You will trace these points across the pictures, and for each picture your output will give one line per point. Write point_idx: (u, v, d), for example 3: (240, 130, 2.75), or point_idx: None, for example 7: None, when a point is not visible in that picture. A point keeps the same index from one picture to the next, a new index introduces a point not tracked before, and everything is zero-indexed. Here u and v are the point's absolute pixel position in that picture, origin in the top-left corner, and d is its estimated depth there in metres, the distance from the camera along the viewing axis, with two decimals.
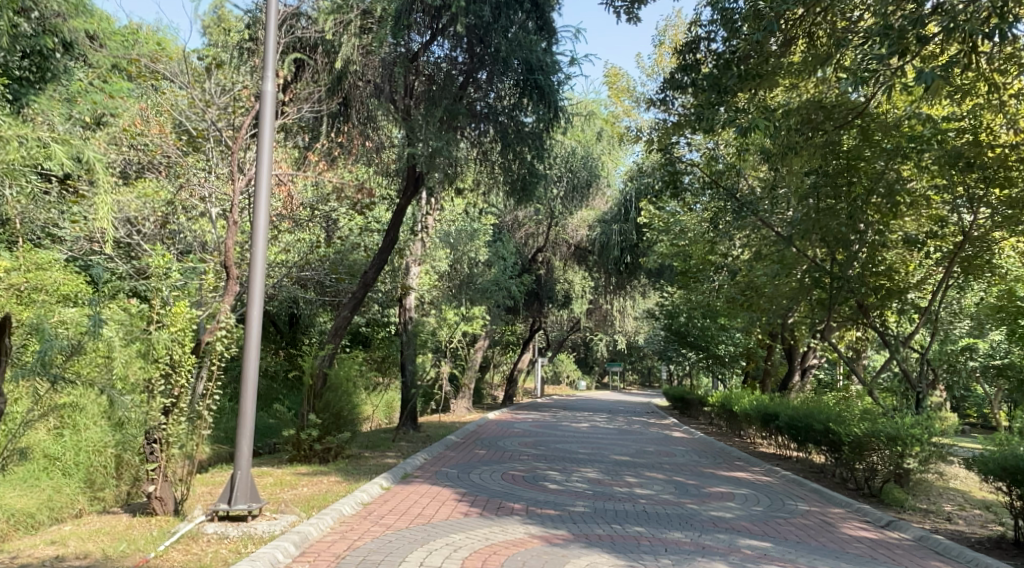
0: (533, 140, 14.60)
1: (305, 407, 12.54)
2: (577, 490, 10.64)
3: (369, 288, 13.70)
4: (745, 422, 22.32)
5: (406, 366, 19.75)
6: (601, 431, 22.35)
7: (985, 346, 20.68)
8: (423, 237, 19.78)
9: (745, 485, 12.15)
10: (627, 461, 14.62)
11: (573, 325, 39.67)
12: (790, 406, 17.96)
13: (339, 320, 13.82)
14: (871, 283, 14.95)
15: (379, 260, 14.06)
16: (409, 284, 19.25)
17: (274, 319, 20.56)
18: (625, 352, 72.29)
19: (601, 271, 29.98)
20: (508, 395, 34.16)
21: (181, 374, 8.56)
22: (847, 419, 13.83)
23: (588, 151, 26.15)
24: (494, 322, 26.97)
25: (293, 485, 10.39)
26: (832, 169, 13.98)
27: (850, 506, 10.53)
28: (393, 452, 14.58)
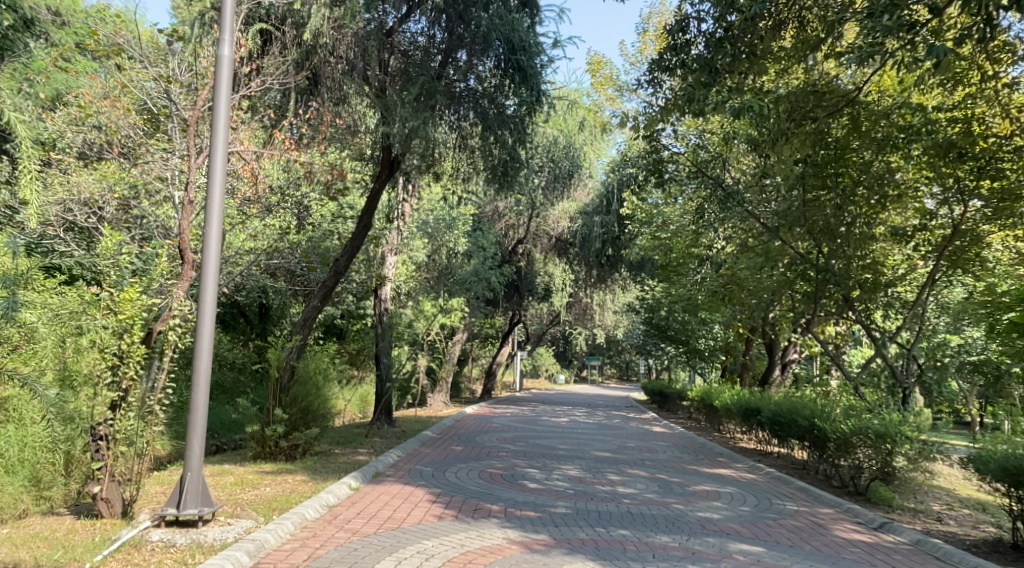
0: (515, 123, 14.04)
1: (271, 401, 11.92)
2: (557, 490, 10.08)
3: (341, 276, 13.09)
4: (727, 417, 21.87)
5: (380, 359, 19.12)
6: (580, 426, 21.84)
7: (970, 340, 20.30)
8: (399, 225, 19.13)
9: (731, 482, 11.65)
10: (608, 457, 14.11)
11: (552, 319, 39.14)
12: (773, 400, 17.51)
13: (308, 310, 13.18)
14: (857, 277, 14.04)
15: (350, 250, 13.45)
16: (384, 274, 18.59)
17: (244, 309, 19.87)
18: (605, 346, 71.90)
19: (582, 263, 29.45)
20: (486, 389, 33.62)
21: (129, 365, 8.01)
22: (832, 415, 13.34)
23: (571, 139, 25.57)
24: (472, 314, 26.38)
25: (256, 484, 9.78)
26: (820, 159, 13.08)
27: (842, 506, 9.99)
28: (365, 448, 13.98)
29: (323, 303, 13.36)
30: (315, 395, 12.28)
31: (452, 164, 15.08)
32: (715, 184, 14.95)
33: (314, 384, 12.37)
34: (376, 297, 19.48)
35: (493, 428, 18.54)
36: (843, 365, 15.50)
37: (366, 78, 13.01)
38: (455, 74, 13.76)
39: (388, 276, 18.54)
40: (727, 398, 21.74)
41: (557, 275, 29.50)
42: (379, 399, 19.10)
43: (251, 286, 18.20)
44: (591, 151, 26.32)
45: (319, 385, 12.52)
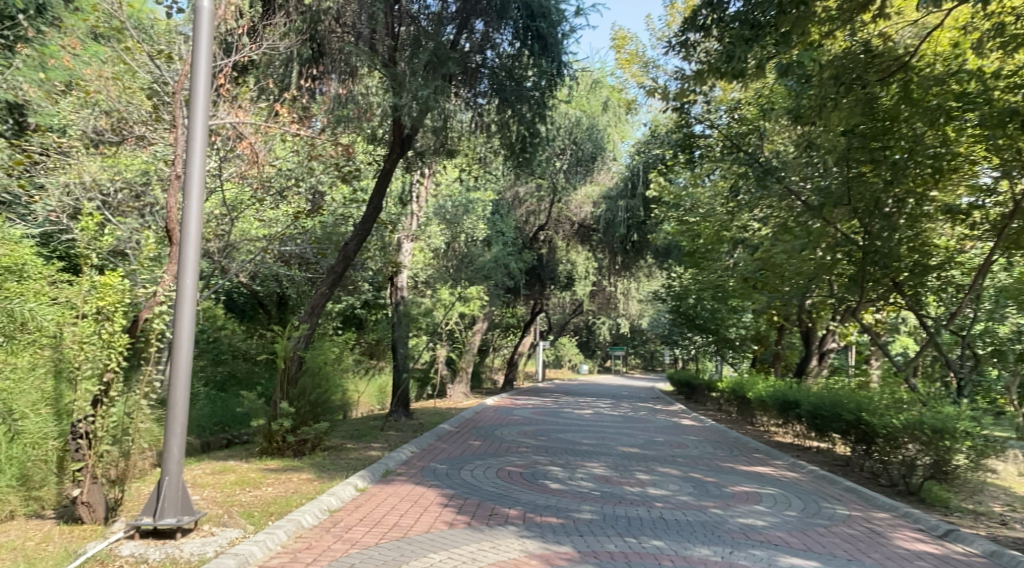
0: (533, 96, 13.26)
1: (278, 394, 11.16)
2: (582, 490, 9.26)
3: (349, 263, 12.27)
4: (760, 409, 20.95)
5: (398, 348, 18.43)
6: (607, 418, 20.98)
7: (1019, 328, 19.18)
8: (415, 210, 18.37)
9: (771, 483, 10.77)
10: (636, 453, 13.26)
11: (575, 308, 38.21)
12: (812, 393, 16.55)
13: (315, 298, 12.41)
14: (906, 259, 13.43)
15: (362, 227, 12.65)
16: (401, 261, 17.83)
17: (259, 299, 19.23)
18: (629, 336, 70.84)
19: (605, 250, 28.54)
20: (508, 379, 32.81)
21: (112, 356, 7.25)
22: (878, 407, 12.71)
23: (593, 121, 24.63)
24: (492, 303, 25.57)
25: (258, 484, 9.06)
26: (867, 131, 12.49)
27: (898, 510, 9.07)
28: (379, 443, 13.22)
29: (333, 290, 12.58)
30: (326, 387, 11.46)
31: (469, 140, 14.25)
32: (751, 162, 13.96)
33: (325, 373, 11.57)
34: (393, 285, 18.83)
35: (515, 421, 17.74)
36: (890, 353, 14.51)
37: (376, 48, 12.30)
38: (470, 46, 13.10)
39: (404, 262, 17.81)
40: (761, 390, 20.78)
41: (580, 263, 28.61)
42: (397, 391, 18.36)
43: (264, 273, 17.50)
44: (615, 133, 25.39)
45: (331, 375, 11.71)
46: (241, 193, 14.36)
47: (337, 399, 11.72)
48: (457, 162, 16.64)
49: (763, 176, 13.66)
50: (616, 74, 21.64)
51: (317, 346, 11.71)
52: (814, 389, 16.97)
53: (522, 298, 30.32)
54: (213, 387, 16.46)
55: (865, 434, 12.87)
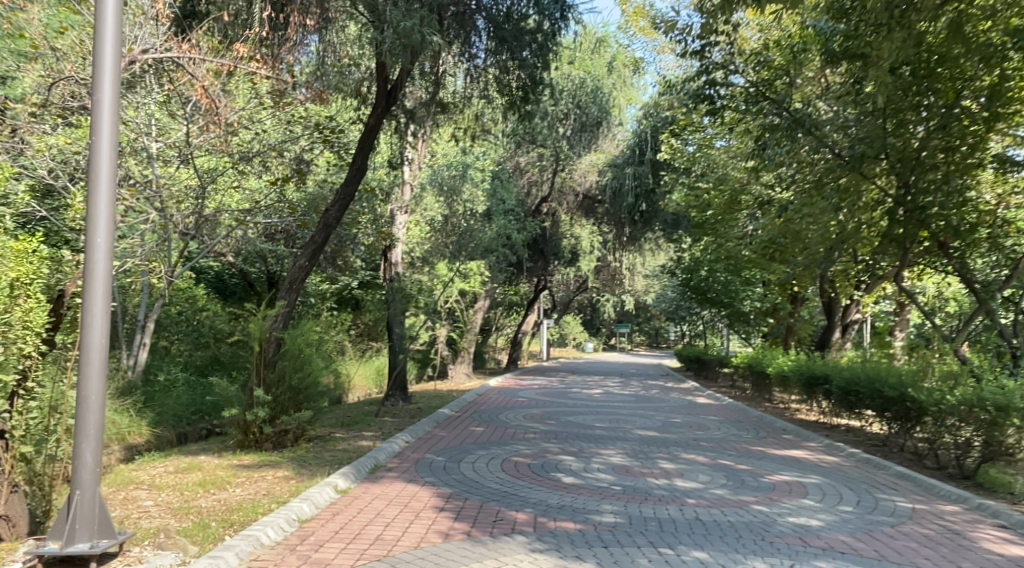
0: (532, 39, 12.15)
1: (254, 379, 9.86)
2: (601, 485, 8.02)
3: (333, 232, 10.74)
4: (781, 385, 19.73)
5: (393, 327, 17.17)
6: (619, 397, 19.72)
7: None
8: (407, 177, 17.03)
9: (813, 470, 9.56)
10: (656, 438, 11.99)
11: (580, 284, 36.86)
12: (842, 367, 15.24)
13: (293, 271, 10.80)
14: (957, 217, 12.10)
15: (346, 189, 11.11)
16: (395, 233, 16.55)
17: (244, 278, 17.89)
18: (634, 312, 69.55)
19: (611, 222, 27.22)
20: (512, 359, 31.55)
21: (27, 339, 6.05)
22: (926, 384, 11.68)
23: (597, 84, 23.28)
24: (494, 279, 24.25)
25: (223, 485, 7.80)
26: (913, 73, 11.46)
27: (970, 502, 7.83)
28: (369, 432, 11.97)
29: (319, 262, 11.01)
30: (311, 372, 10.17)
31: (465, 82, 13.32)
32: (778, 112, 12.60)
33: (312, 355, 10.29)
34: (386, 260, 17.75)
35: (521, 404, 16.55)
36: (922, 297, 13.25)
37: None
38: None
39: (398, 235, 16.54)
40: (782, 363, 19.51)
41: (585, 236, 27.20)
42: (394, 372, 17.10)
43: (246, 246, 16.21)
44: (620, 97, 24.14)
45: (318, 357, 10.42)
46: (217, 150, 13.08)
47: (323, 383, 10.45)
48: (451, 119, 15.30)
49: (795, 126, 12.22)
50: (623, 31, 20.35)
51: (299, 325, 10.38)
52: (843, 363, 15.83)
53: (525, 275, 28.94)
54: (192, 372, 15.17)
55: (917, 409, 11.66)
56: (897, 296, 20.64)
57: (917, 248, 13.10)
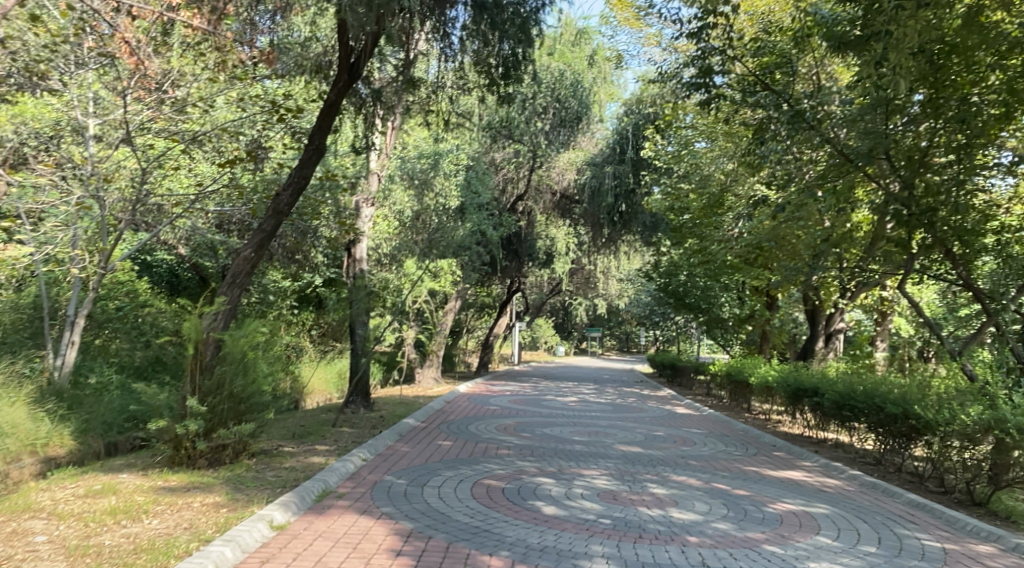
0: (513, 12, 10.94)
1: (187, 386, 8.66)
2: (587, 518, 6.94)
3: (284, 220, 9.45)
4: (764, 396, 18.83)
5: (356, 329, 15.96)
6: (594, 407, 18.67)
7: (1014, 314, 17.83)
8: (374, 167, 15.85)
9: (820, 498, 8.57)
10: (639, 455, 10.94)
11: (553, 287, 35.78)
12: (832, 380, 14.31)
13: (238, 263, 9.51)
14: (966, 220, 11.26)
15: (301, 171, 9.82)
16: (360, 227, 15.35)
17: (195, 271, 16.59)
18: (606, 316, 68.60)
19: (588, 223, 26.22)
20: (482, 363, 30.42)
21: None
22: (934, 402, 10.71)
23: (576, 76, 22.26)
24: (465, 280, 23.12)
25: (139, 513, 6.61)
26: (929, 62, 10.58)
27: (1007, 542, 6.90)
28: (323, 445, 10.79)
29: (268, 254, 9.69)
30: (254, 379, 9.00)
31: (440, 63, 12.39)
32: (776, 102, 11.65)
33: (258, 361, 9.12)
34: (350, 256, 16.51)
35: (491, 413, 15.41)
36: (917, 307, 12.54)
37: None
38: None
39: (363, 229, 15.35)
40: (764, 373, 18.60)
41: (560, 237, 26.15)
42: (355, 377, 15.89)
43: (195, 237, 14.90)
44: (602, 92, 23.14)
45: (264, 363, 9.23)
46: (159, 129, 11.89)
47: (270, 390, 9.27)
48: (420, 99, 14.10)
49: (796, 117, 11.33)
50: (608, 22, 19.39)
51: (243, 326, 9.16)
52: (834, 375, 14.90)
53: (497, 277, 27.84)
54: (132, 374, 13.89)
55: (922, 427, 10.73)
56: (882, 306, 19.89)
57: (928, 252, 12.19)
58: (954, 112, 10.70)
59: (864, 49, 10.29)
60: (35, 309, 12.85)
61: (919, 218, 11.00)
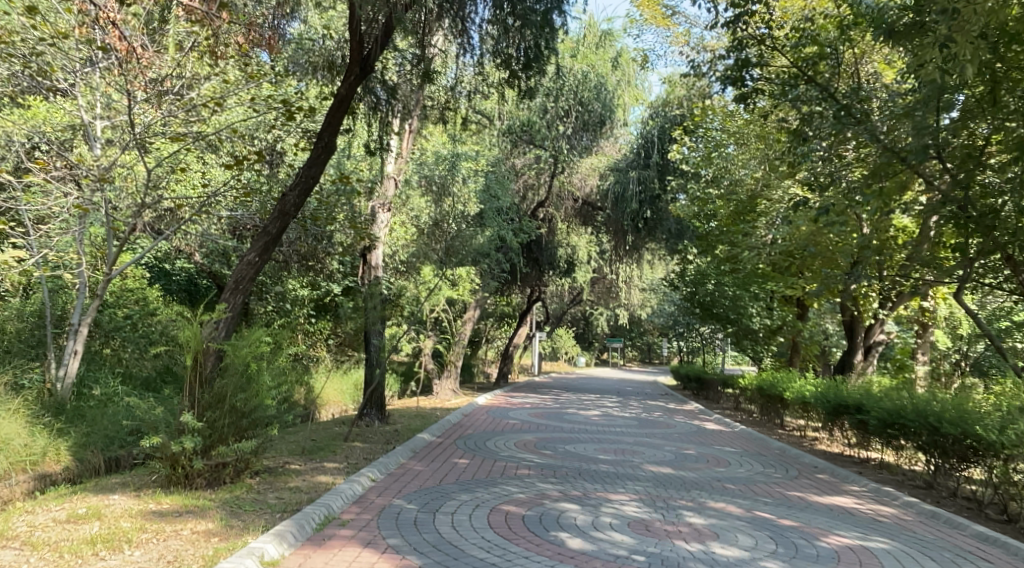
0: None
1: (185, 400, 8.02)
2: (619, 556, 6.26)
3: (291, 221, 8.72)
4: (798, 410, 17.97)
5: (371, 339, 15.34)
6: (619, 421, 17.87)
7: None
8: (390, 170, 15.29)
9: (881, 531, 7.88)
10: (671, 477, 10.17)
11: (574, 297, 35.01)
12: (875, 395, 13.47)
13: (241, 267, 8.79)
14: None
15: (309, 170, 9.09)
16: (377, 233, 14.78)
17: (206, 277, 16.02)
18: (627, 326, 67.61)
19: (610, 230, 25.49)
20: (502, 374, 29.69)
21: None
22: (1004, 422, 9.98)
23: (601, 78, 21.54)
24: (485, 288, 22.43)
25: (122, 543, 5.96)
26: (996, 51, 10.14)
27: None
28: (333, 462, 10.10)
29: (273, 258, 8.96)
30: (257, 393, 8.28)
31: (459, 58, 11.75)
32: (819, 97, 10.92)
33: (262, 373, 8.41)
34: (365, 263, 15.89)
35: (512, 428, 14.66)
36: (973, 319, 11.70)
37: None
38: None
39: (378, 235, 14.71)
40: (799, 387, 17.72)
41: (582, 245, 25.40)
42: (370, 388, 15.22)
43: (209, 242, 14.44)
44: (626, 95, 22.41)
45: (270, 375, 8.54)
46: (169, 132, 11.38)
47: (275, 404, 8.59)
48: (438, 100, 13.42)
49: (842, 114, 10.95)
50: (633, 22, 18.72)
51: (245, 335, 8.49)
52: (876, 391, 14.04)
53: (517, 286, 27.12)
54: (138, 385, 13.32)
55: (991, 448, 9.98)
56: (920, 317, 19.04)
57: (987, 258, 11.38)
58: (1014, 105, 10.40)
59: (922, 39, 9.52)
60: (37, 316, 12.30)
61: (981, 220, 10.48)
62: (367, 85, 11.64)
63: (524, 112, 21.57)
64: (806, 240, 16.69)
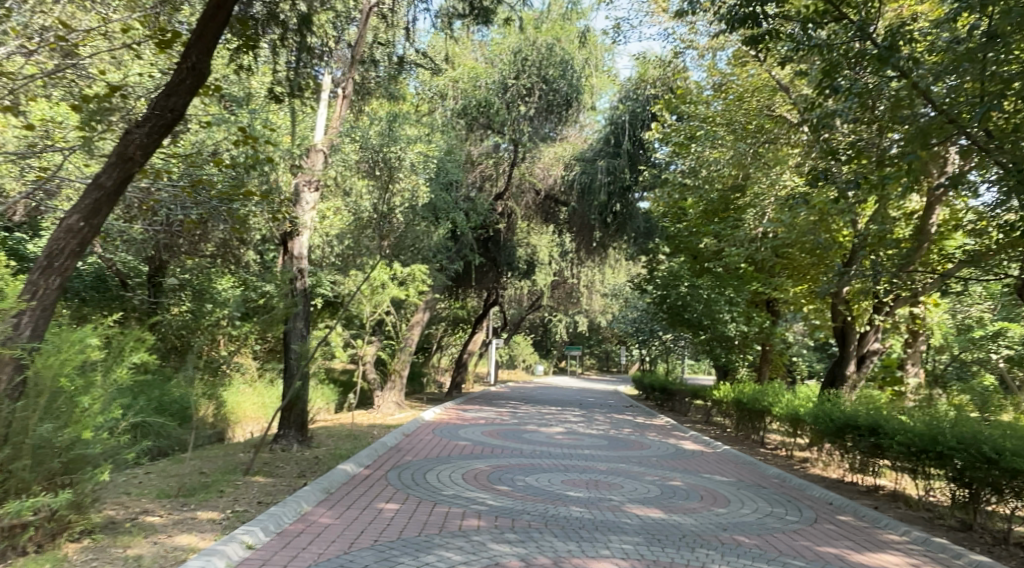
0: None
1: None
2: None
3: (127, 172, 6.13)
4: (784, 427, 15.71)
5: (291, 344, 12.69)
6: (585, 440, 15.40)
7: None
8: (320, 142, 12.77)
9: None
10: (665, 526, 7.72)
11: (534, 302, 32.56)
12: (895, 413, 11.24)
13: (58, 237, 6.23)
14: None
15: (167, 101, 6.54)
16: (298, 221, 12.42)
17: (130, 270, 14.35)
18: (587, 335, 65.38)
19: (573, 228, 23.16)
20: (455, 384, 27.18)
21: None
22: None
23: (567, 54, 19.08)
24: (433, 288, 19.89)
25: None
26: None
27: None
28: (212, 511, 7.54)
29: (108, 223, 6.42)
30: (74, 421, 5.95)
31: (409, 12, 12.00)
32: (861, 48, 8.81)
33: (94, 390, 6.10)
34: (287, 252, 13.05)
35: (458, 452, 12.10)
36: None
37: None
38: None
39: (301, 220, 12.33)
40: (788, 402, 15.45)
41: (544, 246, 23.49)
42: (288, 403, 12.52)
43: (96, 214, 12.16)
44: (593, 76, 20.05)
45: (107, 394, 6.25)
46: (17, 76, 9.20)
47: (106, 431, 6.25)
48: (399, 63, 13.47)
49: (885, 54, 8.64)
50: None
51: (66, 334, 6.16)
52: (891, 408, 11.84)
53: (471, 288, 24.56)
54: None
55: None
56: (918, 324, 17.00)
57: None
58: None
59: None
60: None
61: None
62: (272, 5, 9.53)
63: (480, 90, 18.97)
64: (811, 226, 14.17)
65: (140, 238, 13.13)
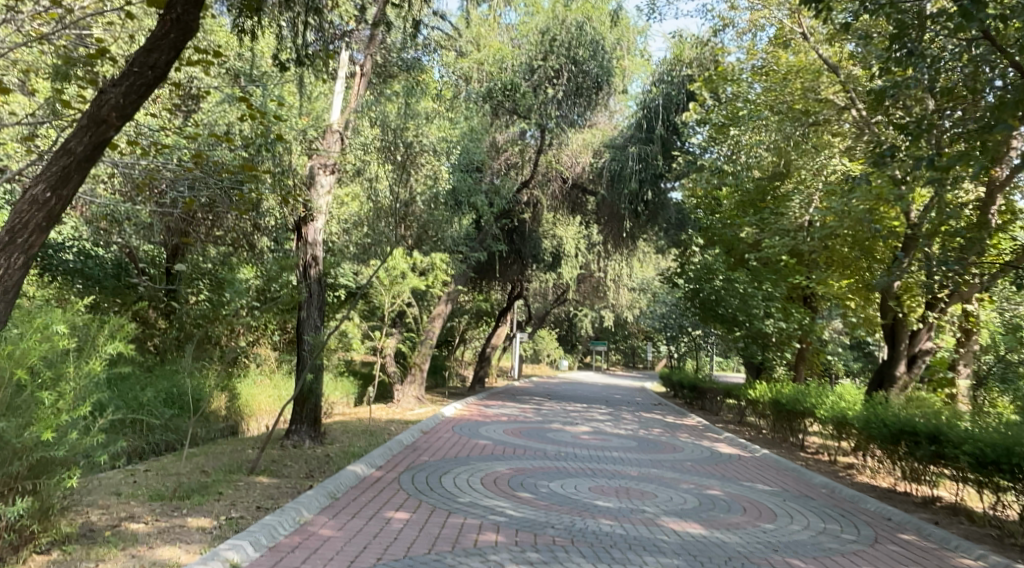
0: None
1: None
2: None
3: (99, 142, 5.65)
4: (827, 431, 14.68)
5: (303, 335, 11.90)
6: (614, 440, 14.52)
7: None
8: (337, 123, 12.10)
9: None
10: (707, 545, 6.89)
11: (559, 295, 31.63)
12: (956, 420, 10.28)
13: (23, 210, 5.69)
14: None
15: (147, 57, 5.96)
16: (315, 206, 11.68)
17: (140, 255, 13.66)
18: (613, 330, 64.26)
19: (602, 218, 22.22)
20: (478, 378, 26.36)
21: None
22: None
23: (597, 34, 18.27)
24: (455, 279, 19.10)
25: None
26: None
27: None
28: (205, 518, 6.80)
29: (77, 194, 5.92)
30: (37, 419, 5.40)
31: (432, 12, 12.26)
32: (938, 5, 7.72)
33: (63, 383, 5.57)
34: (300, 238, 12.29)
35: (479, 453, 11.28)
36: None
37: None
38: None
39: (316, 204, 11.60)
40: (831, 404, 14.45)
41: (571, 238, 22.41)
42: (300, 398, 11.79)
43: (101, 193, 11.48)
44: (625, 60, 19.10)
45: (80, 386, 5.72)
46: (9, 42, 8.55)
47: (76, 430, 5.67)
48: (421, 42, 13.53)
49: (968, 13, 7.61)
50: None
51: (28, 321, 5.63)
52: (949, 413, 10.86)
53: (495, 279, 23.75)
54: None
55: None
56: (969, 322, 15.90)
57: None
58: None
59: None
60: None
61: None
62: None
63: (506, 72, 18.09)
64: (864, 213, 13.12)
65: (148, 220, 12.44)
